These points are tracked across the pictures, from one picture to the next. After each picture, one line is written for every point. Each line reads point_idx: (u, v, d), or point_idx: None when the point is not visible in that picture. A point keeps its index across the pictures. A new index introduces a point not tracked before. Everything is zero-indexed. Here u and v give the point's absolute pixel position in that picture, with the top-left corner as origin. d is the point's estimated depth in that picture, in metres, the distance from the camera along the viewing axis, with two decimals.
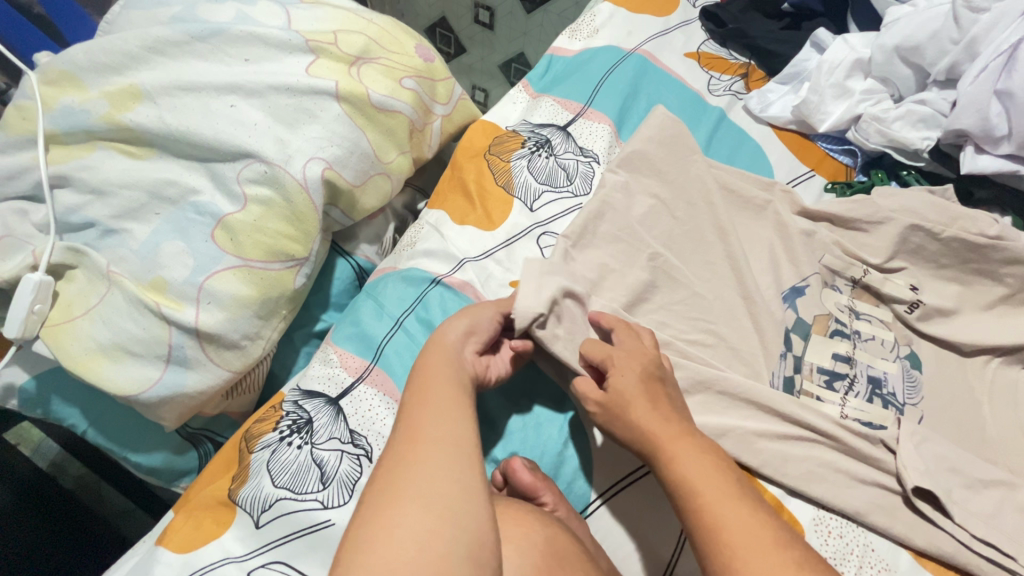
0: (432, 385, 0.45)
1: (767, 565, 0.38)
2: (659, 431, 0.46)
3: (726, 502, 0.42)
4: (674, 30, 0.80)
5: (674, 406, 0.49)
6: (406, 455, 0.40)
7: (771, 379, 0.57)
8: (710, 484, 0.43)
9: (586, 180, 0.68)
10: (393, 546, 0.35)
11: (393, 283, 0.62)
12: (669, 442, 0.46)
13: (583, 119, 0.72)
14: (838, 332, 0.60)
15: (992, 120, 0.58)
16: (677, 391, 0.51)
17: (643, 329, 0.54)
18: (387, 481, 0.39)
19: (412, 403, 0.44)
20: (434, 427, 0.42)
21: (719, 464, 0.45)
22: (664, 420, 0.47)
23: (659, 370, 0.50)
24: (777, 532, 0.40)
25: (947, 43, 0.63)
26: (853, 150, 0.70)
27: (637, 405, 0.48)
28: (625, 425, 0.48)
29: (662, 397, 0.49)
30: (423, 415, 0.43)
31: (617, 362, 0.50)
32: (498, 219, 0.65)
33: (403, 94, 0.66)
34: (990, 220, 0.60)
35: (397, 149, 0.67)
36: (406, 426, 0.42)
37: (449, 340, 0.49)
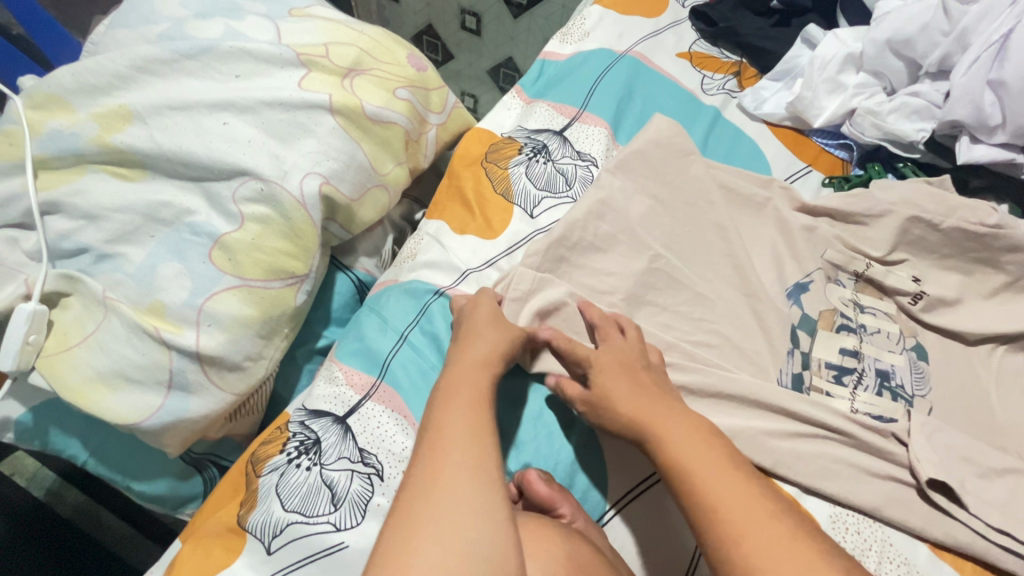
0: (457, 411, 0.45)
1: (762, 533, 0.39)
2: (644, 413, 0.48)
3: (714, 475, 0.43)
4: (665, 31, 0.80)
5: (656, 394, 0.50)
6: (429, 482, 0.39)
7: (779, 377, 0.57)
8: (701, 458, 0.44)
9: (585, 184, 0.67)
10: None
11: (395, 296, 0.61)
12: (656, 419, 0.47)
13: (578, 123, 0.72)
14: (844, 327, 0.60)
15: (986, 110, 0.58)
16: (669, 381, 0.53)
17: (627, 322, 0.56)
18: (408, 511, 0.38)
19: (433, 428, 0.44)
20: (453, 454, 0.41)
21: (711, 440, 0.46)
22: (649, 401, 0.49)
23: (640, 364, 0.52)
24: (778, 506, 0.41)
25: (938, 35, 0.63)
26: (848, 145, 0.70)
27: (618, 397, 0.49)
28: (613, 409, 0.49)
29: (646, 383, 0.50)
30: (445, 441, 0.42)
31: (597, 362, 0.52)
32: (499, 227, 0.64)
33: (397, 104, 0.66)
34: (987, 209, 0.61)
35: (394, 160, 0.67)
36: (428, 451, 0.42)
37: (478, 363, 0.49)
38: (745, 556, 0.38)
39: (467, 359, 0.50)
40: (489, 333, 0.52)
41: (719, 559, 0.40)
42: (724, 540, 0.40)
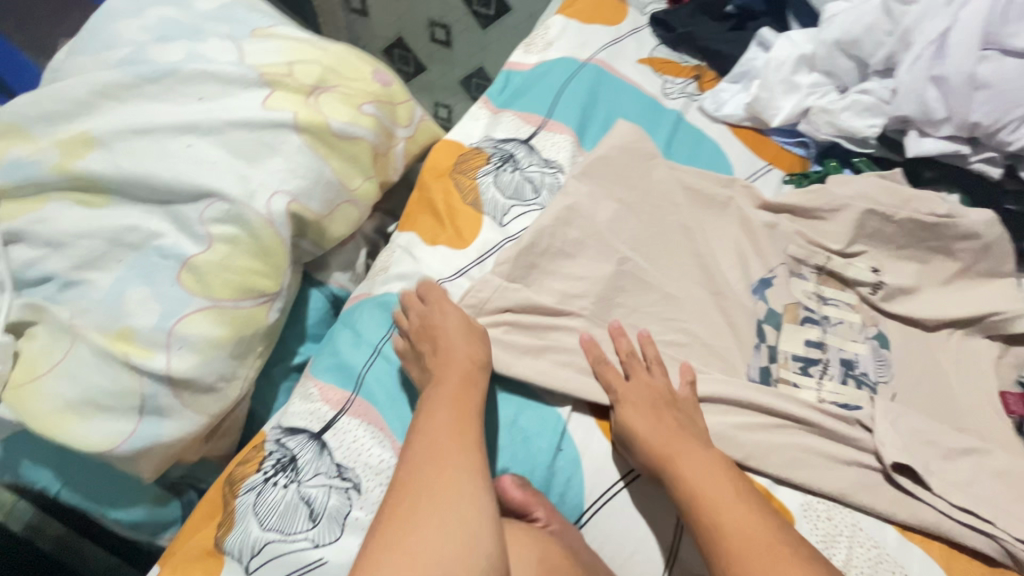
0: (449, 413, 0.47)
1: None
2: (674, 454, 0.49)
3: (728, 508, 0.45)
4: (625, 38, 0.81)
5: (681, 427, 0.51)
6: (431, 479, 0.41)
7: (747, 371, 0.59)
8: (730, 507, 0.45)
9: (553, 191, 0.68)
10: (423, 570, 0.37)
11: (367, 310, 0.61)
12: (681, 459, 0.48)
13: (544, 131, 0.73)
14: (808, 319, 0.62)
15: (930, 105, 0.61)
16: (694, 413, 0.53)
17: (650, 352, 0.57)
18: (411, 508, 0.40)
19: (427, 428, 0.46)
20: (451, 454, 0.43)
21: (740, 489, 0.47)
22: (673, 437, 0.50)
23: (669, 402, 0.53)
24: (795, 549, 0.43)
25: (882, 34, 0.65)
26: (805, 142, 0.73)
27: (648, 434, 0.50)
28: (638, 442, 0.51)
29: (670, 419, 0.51)
30: (441, 440, 0.44)
31: (627, 398, 0.53)
32: (469, 236, 0.65)
33: (364, 120, 0.66)
34: (937, 199, 0.63)
35: (363, 175, 0.67)
36: (422, 468, 0.42)
37: (464, 367, 0.51)
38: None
39: (449, 372, 0.51)
40: (467, 346, 0.53)
41: None
42: None
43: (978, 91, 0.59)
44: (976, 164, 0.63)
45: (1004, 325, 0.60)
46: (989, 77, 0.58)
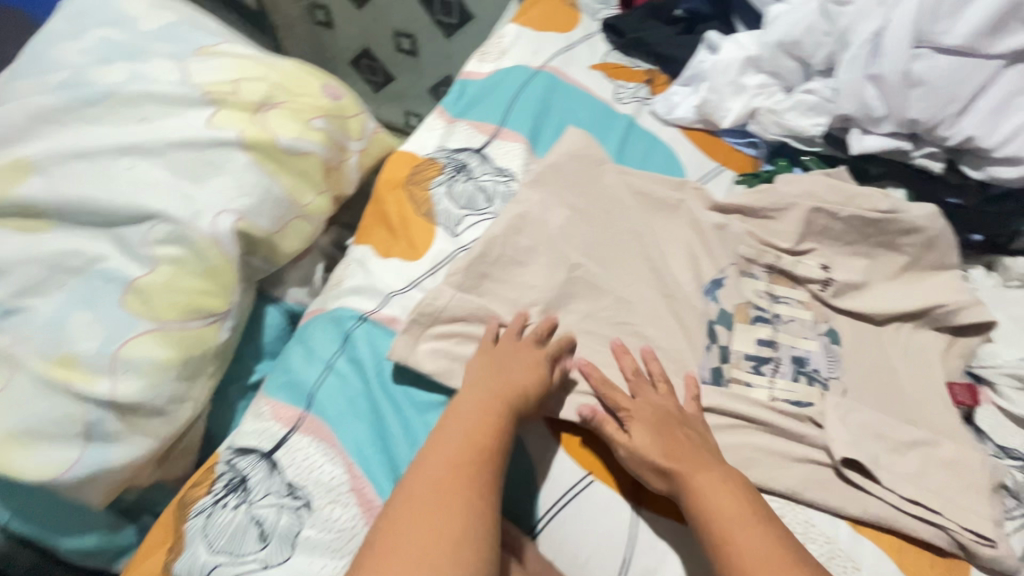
0: (480, 432, 0.47)
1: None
2: (688, 473, 0.49)
3: (740, 526, 0.45)
4: (578, 44, 0.82)
5: (696, 446, 0.51)
6: (449, 500, 0.42)
7: (699, 372, 0.59)
8: (742, 530, 0.44)
9: (506, 199, 0.68)
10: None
11: (320, 326, 0.61)
12: (697, 480, 0.48)
13: (497, 140, 0.73)
14: (759, 318, 0.63)
15: (870, 103, 0.62)
16: (706, 433, 0.54)
17: (655, 368, 0.57)
18: (423, 524, 0.40)
19: (457, 444, 0.46)
20: (472, 477, 0.44)
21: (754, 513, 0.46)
22: (688, 458, 0.50)
23: (678, 420, 0.53)
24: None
25: (822, 35, 0.65)
26: (755, 142, 0.74)
27: (654, 452, 0.51)
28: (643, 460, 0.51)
29: (681, 439, 0.51)
30: (467, 460, 0.45)
31: (635, 416, 0.53)
32: (423, 247, 0.65)
33: (313, 135, 0.66)
34: (881, 196, 0.64)
35: (314, 190, 0.67)
36: (428, 480, 0.43)
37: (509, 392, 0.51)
38: None
39: (492, 394, 0.50)
40: (525, 374, 0.52)
41: None
42: None
43: (914, 88, 0.60)
44: (918, 159, 0.64)
45: (950, 317, 0.61)
46: (924, 74, 0.59)
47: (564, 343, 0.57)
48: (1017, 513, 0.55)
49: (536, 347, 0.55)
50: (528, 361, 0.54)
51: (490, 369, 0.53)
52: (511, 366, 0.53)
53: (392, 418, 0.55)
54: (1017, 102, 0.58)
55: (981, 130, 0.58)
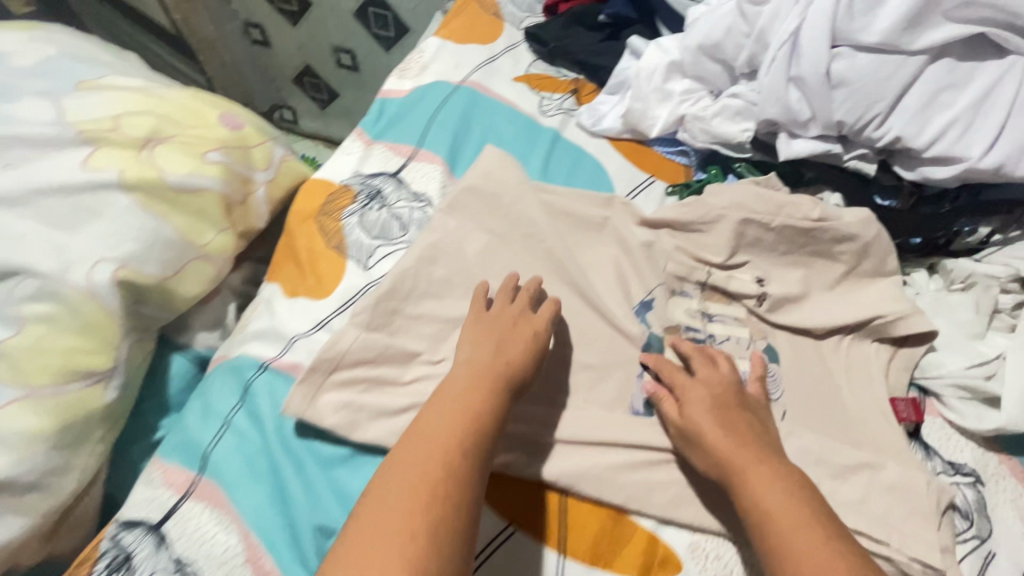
0: (481, 405, 0.45)
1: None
2: (734, 459, 0.46)
3: (795, 520, 0.42)
4: (500, 56, 0.78)
5: (751, 431, 0.49)
6: (454, 475, 0.41)
7: (630, 404, 0.56)
8: (792, 518, 0.42)
9: (421, 226, 0.64)
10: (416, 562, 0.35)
11: (219, 377, 0.57)
12: (750, 466, 0.46)
13: (414, 162, 0.69)
14: (692, 340, 0.59)
15: (793, 107, 0.58)
16: (769, 421, 0.52)
17: (722, 356, 0.55)
18: (422, 491, 0.39)
19: (458, 414, 0.44)
20: (473, 454, 0.42)
21: (806, 502, 0.43)
22: (739, 440, 0.47)
23: (734, 398, 0.51)
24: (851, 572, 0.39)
25: (741, 37, 0.62)
26: (686, 150, 0.71)
27: (710, 429, 0.48)
28: (699, 438, 0.49)
29: (738, 418, 0.49)
30: (467, 432, 0.43)
31: (688, 391, 0.52)
32: (331, 284, 0.60)
33: (208, 169, 0.61)
34: (808, 204, 0.60)
35: (215, 228, 0.62)
36: (414, 463, 0.41)
37: (508, 366, 0.49)
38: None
39: (495, 369, 0.48)
40: (525, 353, 0.51)
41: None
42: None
43: (836, 89, 0.57)
44: (850, 162, 0.61)
45: (889, 327, 0.58)
46: (844, 74, 0.56)
47: (548, 315, 0.54)
48: (967, 535, 0.52)
49: (532, 322, 0.53)
50: (527, 339, 0.52)
51: (487, 346, 0.51)
52: (508, 342, 0.51)
53: (293, 478, 0.51)
54: (944, 98, 0.55)
55: (909, 129, 0.55)
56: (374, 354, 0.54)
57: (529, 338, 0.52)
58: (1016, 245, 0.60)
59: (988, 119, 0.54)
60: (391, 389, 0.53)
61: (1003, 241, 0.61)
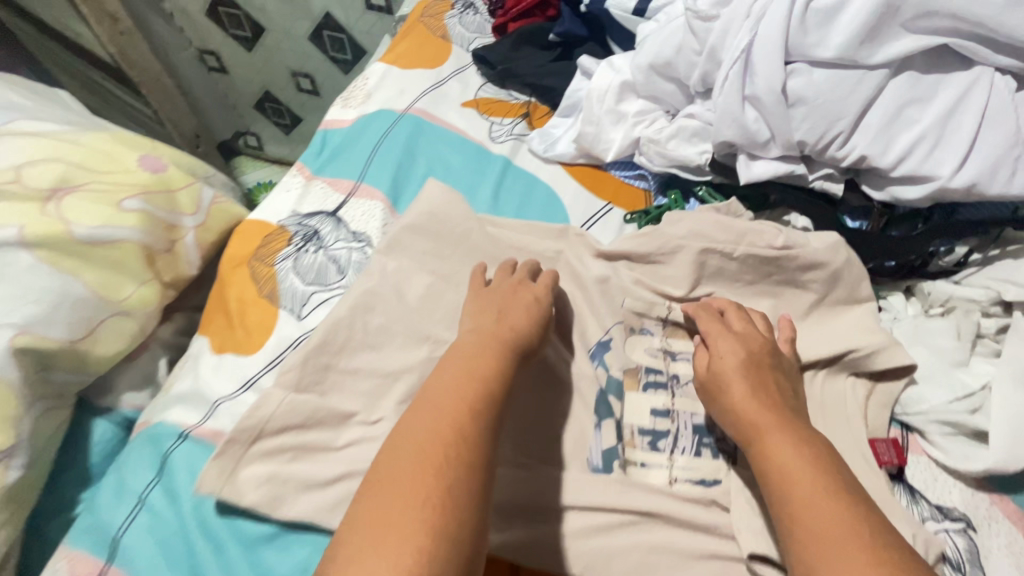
0: (485, 367, 0.45)
1: (854, 561, 0.35)
2: (751, 415, 0.45)
3: (800, 465, 0.41)
4: (448, 81, 0.75)
5: (772, 385, 0.48)
6: (461, 433, 0.40)
7: (588, 458, 0.51)
8: (808, 472, 0.40)
9: (359, 269, 0.59)
10: (421, 516, 0.35)
11: (137, 449, 0.52)
12: (756, 417, 0.45)
13: (354, 199, 0.64)
14: (653, 383, 0.54)
15: (750, 127, 0.54)
16: (796, 378, 0.51)
17: (755, 314, 0.55)
18: (430, 450, 0.38)
19: (465, 377, 0.44)
20: (482, 413, 0.42)
21: (820, 458, 0.41)
22: (759, 393, 0.46)
23: (765, 353, 0.50)
24: (866, 524, 0.37)
25: (692, 55, 0.58)
26: (644, 174, 0.66)
27: (735, 383, 0.48)
28: (721, 391, 0.48)
29: (764, 372, 0.48)
30: (476, 393, 0.43)
31: (717, 344, 0.51)
32: (262, 337, 0.56)
33: (125, 219, 0.57)
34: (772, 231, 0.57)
35: (135, 281, 0.58)
36: (422, 427, 0.40)
37: (513, 332, 0.49)
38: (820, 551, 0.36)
39: (498, 336, 0.48)
40: (529, 320, 0.50)
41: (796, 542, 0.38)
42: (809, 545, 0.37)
43: (794, 108, 0.53)
44: (815, 182, 0.57)
45: (867, 361, 0.53)
46: (801, 92, 0.52)
47: (547, 282, 0.55)
48: None
49: (533, 289, 0.53)
50: (532, 307, 0.52)
51: (490, 315, 0.51)
52: (511, 308, 0.51)
53: (211, 563, 0.46)
54: (909, 113, 0.51)
55: (873, 147, 0.51)
56: (303, 417, 0.49)
57: (534, 304, 0.52)
58: (998, 263, 0.56)
59: (957, 134, 0.50)
60: (322, 454, 0.48)
61: (983, 260, 0.57)
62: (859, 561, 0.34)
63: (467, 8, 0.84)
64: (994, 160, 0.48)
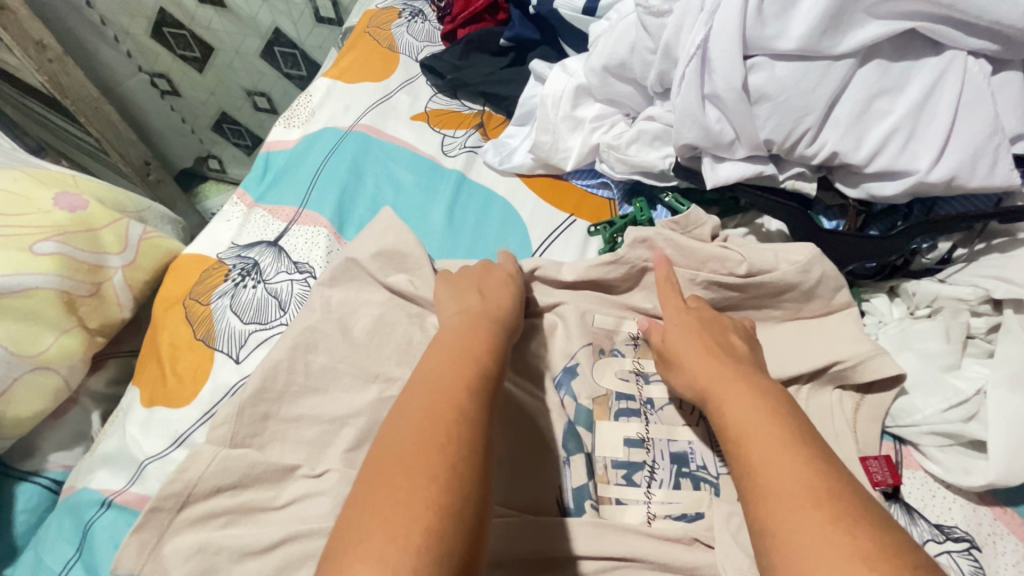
0: (473, 342, 0.42)
1: (808, 521, 0.31)
2: (706, 379, 0.43)
3: (749, 415, 0.38)
4: (396, 93, 0.71)
5: (731, 348, 0.46)
6: (456, 401, 0.36)
7: (558, 500, 0.46)
8: (762, 428, 0.37)
9: (301, 303, 0.55)
10: (422, 492, 0.31)
11: (58, 521, 0.47)
12: (728, 378, 0.42)
13: (296, 226, 0.60)
14: (625, 411, 0.50)
15: (713, 127, 0.50)
16: (753, 341, 0.49)
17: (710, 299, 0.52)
18: (423, 424, 0.35)
19: (455, 352, 0.41)
20: (476, 383, 0.38)
21: (779, 410, 0.38)
22: (718, 358, 0.44)
23: (718, 323, 0.48)
24: (830, 482, 0.33)
25: (647, 54, 0.54)
26: (608, 182, 0.63)
27: (688, 352, 0.46)
28: (679, 362, 0.46)
29: (720, 341, 0.46)
30: (466, 365, 0.39)
31: (671, 319, 0.49)
32: (196, 386, 0.51)
33: (39, 264, 0.51)
34: (735, 256, 0.52)
35: (54, 331, 0.52)
36: (415, 406, 0.36)
37: (495, 310, 0.46)
38: (782, 505, 0.33)
39: (480, 314, 0.45)
40: (503, 298, 0.48)
41: (753, 499, 0.34)
42: (762, 500, 0.34)
43: (758, 105, 0.49)
44: (785, 182, 0.53)
45: (852, 373, 0.49)
46: (764, 88, 0.48)
47: (511, 263, 0.53)
48: None
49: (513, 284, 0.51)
50: (510, 289, 0.50)
51: (471, 294, 0.48)
52: (490, 289, 0.49)
53: None
54: (880, 105, 0.47)
55: (845, 143, 0.48)
56: (237, 475, 0.43)
57: (512, 283, 0.50)
58: (983, 258, 0.53)
59: (932, 125, 0.46)
60: (258, 517, 0.43)
61: (969, 255, 0.54)
62: (816, 523, 0.31)
63: (415, 15, 0.80)
64: (973, 149, 0.45)
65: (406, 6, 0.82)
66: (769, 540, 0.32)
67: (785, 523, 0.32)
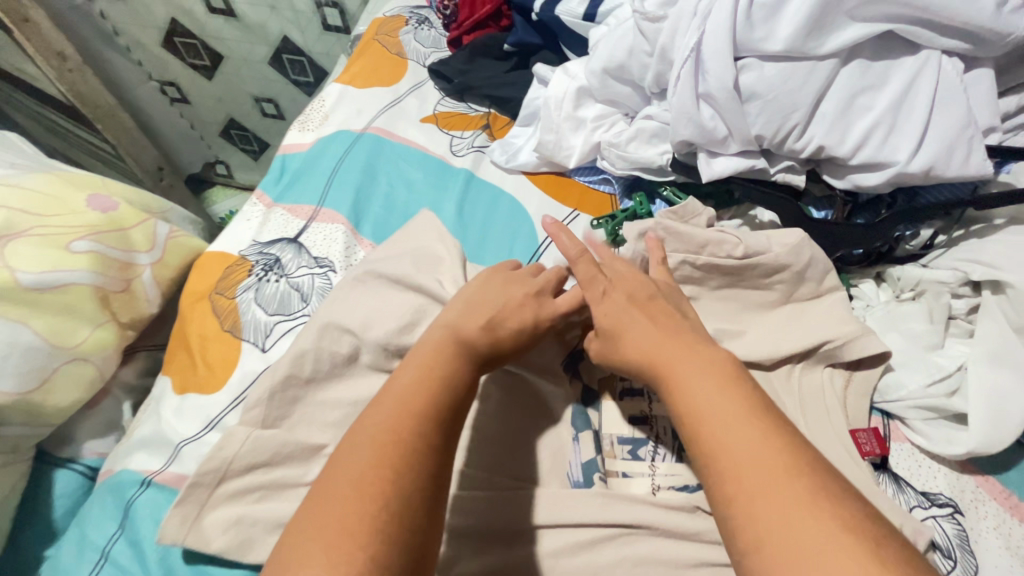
0: (445, 362, 0.43)
1: (773, 503, 0.31)
2: (657, 358, 0.42)
3: (706, 395, 0.37)
4: (405, 97, 0.74)
5: (677, 322, 0.45)
6: (406, 427, 0.38)
7: (568, 473, 0.50)
8: (715, 410, 0.36)
9: (323, 294, 0.58)
10: (366, 517, 0.33)
11: (100, 500, 0.50)
12: (676, 360, 0.41)
13: (315, 223, 0.63)
14: (629, 391, 0.54)
15: (707, 124, 0.54)
16: (687, 307, 0.48)
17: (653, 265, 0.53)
18: (377, 450, 0.36)
19: (420, 373, 0.42)
20: (433, 404, 0.40)
21: (733, 388, 0.37)
22: (667, 337, 0.43)
23: (658, 295, 0.48)
24: (790, 458, 0.33)
25: (644, 56, 0.58)
26: (609, 178, 0.66)
27: (633, 332, 0.45)
28: (624, 341, 0.45)
29: (661, 317, 0.45)
30: (433, 390, 0.41)
31: (610, 293, 0.49)
32: (225, 373, 0.54)
33: (76, 261, 0.54)
34: (732, 240, 0.55)
35: (89, 324, 0.55)
36: (374, 427, 0.38)
37: (501, 334, 0.47)
38: (744, 490, 0.32)
39: (475, 333, 0.46)
40: (514, 318, 0.48)
41: (713, 485, 0.34)
42: (721, 487, 0.33)
43: (748, 103, 0.53)
44: (777, 175, 0.57)
45: (840, 352, 0.53)
46: (753, 87, 0.52)
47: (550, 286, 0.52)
48: None
49: (542, 306, 0.50)
50: (527, 311, 0.49)
51: (475, 310, 0.47)
52: (509, 311, 0.48)
53: None
54: (862, 101, 0.51)
55: (830, 137, 0.51)
56: (268, 454, 0.46)
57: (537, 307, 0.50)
58: (962, 243, 0.56)
59: (909, 120, 0.50)
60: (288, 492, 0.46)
61: (949, 241, 0.58)
62: (782, 506, 0.30)
63: (421, 23, 0.84)
64: (947, 142, 0.48)
65: (413, 14, 0.86)
66: (733, 527, 0.32)
67: (750, 507, 0.31)
